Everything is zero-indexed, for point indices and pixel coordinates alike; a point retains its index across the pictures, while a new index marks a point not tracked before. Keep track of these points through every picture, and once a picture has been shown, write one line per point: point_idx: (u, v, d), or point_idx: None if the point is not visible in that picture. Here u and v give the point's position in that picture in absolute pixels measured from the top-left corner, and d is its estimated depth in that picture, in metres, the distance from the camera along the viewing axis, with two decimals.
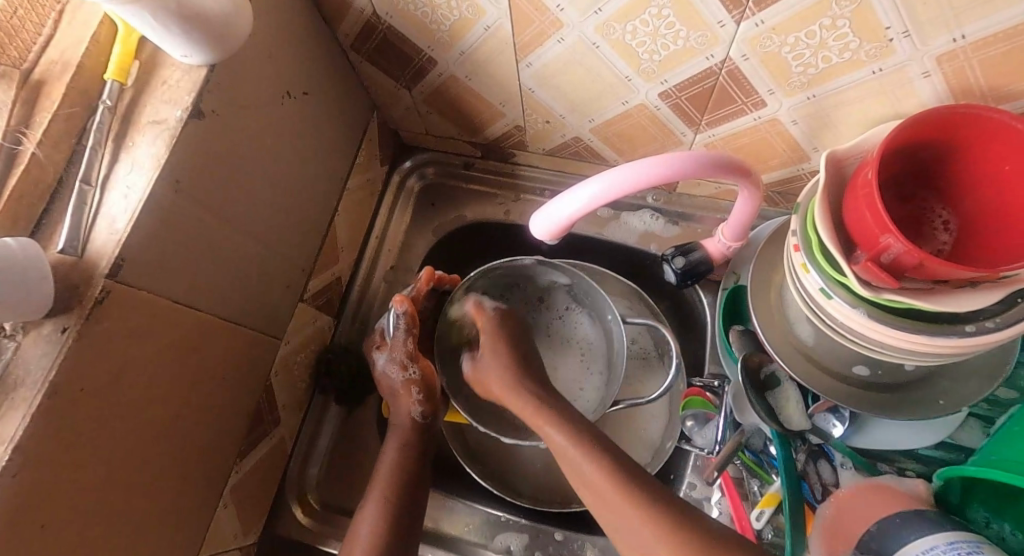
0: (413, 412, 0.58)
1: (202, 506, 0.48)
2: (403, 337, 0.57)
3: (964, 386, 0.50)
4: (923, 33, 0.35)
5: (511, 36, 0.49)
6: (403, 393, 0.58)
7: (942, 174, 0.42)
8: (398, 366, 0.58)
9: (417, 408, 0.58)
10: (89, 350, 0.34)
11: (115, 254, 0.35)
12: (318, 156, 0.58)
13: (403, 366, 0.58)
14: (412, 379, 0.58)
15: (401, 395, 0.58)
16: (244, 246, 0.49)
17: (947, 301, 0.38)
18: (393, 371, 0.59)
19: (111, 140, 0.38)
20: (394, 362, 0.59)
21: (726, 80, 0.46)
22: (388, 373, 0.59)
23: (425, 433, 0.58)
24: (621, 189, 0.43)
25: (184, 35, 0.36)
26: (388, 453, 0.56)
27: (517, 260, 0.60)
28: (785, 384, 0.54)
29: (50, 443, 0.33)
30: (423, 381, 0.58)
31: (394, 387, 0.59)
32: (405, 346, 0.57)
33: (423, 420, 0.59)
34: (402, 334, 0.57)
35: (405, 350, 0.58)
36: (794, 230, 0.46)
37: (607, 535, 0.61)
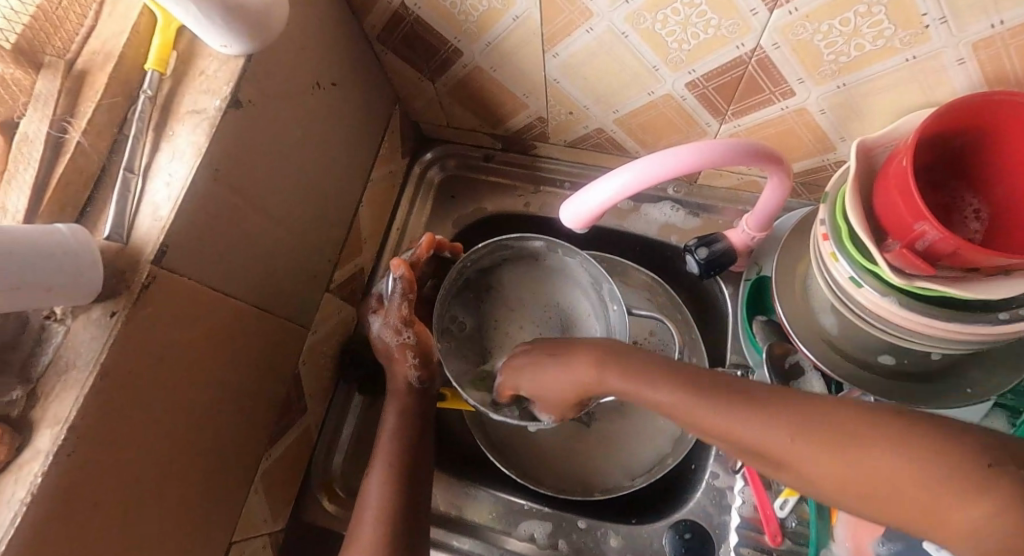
0: (408, 376, 0.58)
1: (235, 490, 0.49)
2: (399, 301, 0.57)
3: (993, 376, 0.50)
4: (960, 19, 0.35)
5: (540, 26, 0.49)
6: (398, 357, 0.59)
7: (973, 163, 0.42)
8: (394, 330, 0.59)
9: (413, 373, 0.59)
10: (136, 334, 0.35)
11: (159, 240, 0.36)
12: (344, 146, 0.59)
13: (398, 330, 0.58)
14: (406, 343, 0.58)
15: (397, 359, 0.59)
16: (276, 236, 0.49)
17: (980, 288, 0.38)
18: (389, 334, 0.59)
19: (152, 129, 0.39)
20: (388, 326, 0.59)
21: (755, 69, 0.46)
22: (380, 333, 0.60)
23: (422, 396, 0.59)
24: (650, 177, 0.43)
25: (226, 26, 0.37)
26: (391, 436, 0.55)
27: (529, 239, 0.61)
28: (809, 376, 0.56)
29: (101, 424, 0.34)
30: (420, 346, 0.59)
31: (389, 349, 0.59)
32: (400, 310, 0.58)
33: (418, 385, 0.59)
34: (398, 298, 0.57)
35: (400, 315, 0.58)
36: (823, 218, 0.46)
37: (629, 523, 0.61)
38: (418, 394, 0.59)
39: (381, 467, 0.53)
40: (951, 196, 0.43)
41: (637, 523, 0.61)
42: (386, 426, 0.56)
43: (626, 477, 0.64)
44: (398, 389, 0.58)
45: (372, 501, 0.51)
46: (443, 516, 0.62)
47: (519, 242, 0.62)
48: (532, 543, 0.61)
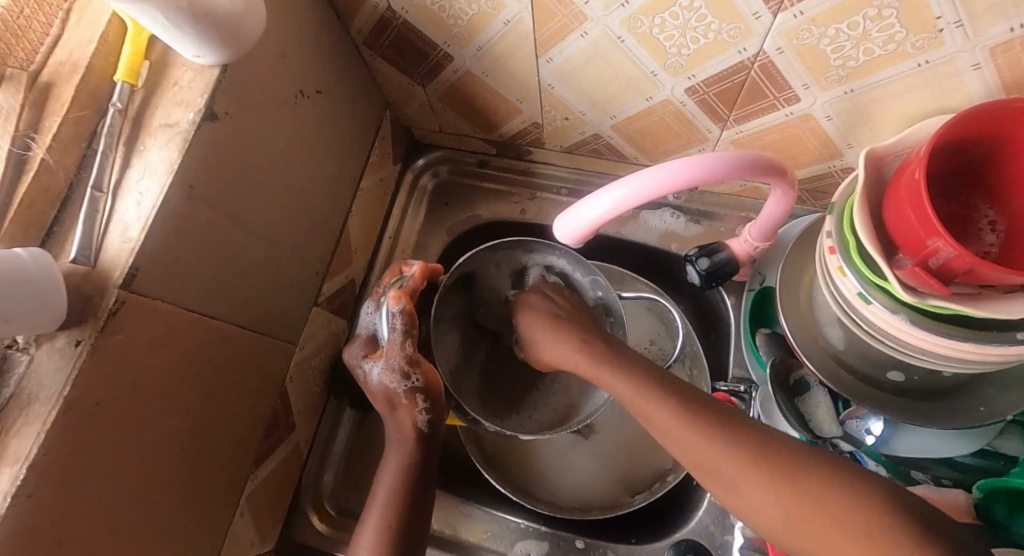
0: (418, 420, 0.52)
1: (218, 515, 0.48)
2: (400, 339, 0.50)
3: (1009, 392, 0.47)
4: (977, 22, 0.33)
5: (533, 30, 0.47)
6: (403, 402, 0.52)
7: (989, 172, 0.40)
8: (398, 375, 0.51)
9: (423, 416, 0.52)
10: (104, 363, 0.33)
11: (128, 263, 0.34)
12: (331, 155, 0.57)
13: (401, 373, 0.51)
14: (416, 385, 0.51)
15: (403, 406, 0.52)
16: (259, 251, 0.47)
17: (998, 307, 0.36)
18: (391, 380, 0.52)
19: (123, 144, 0.37)
20: (390, 370, 0.51)
21: (759, 74, 0.44)
22: (380, 382, 0.52)
23: (429, 444, 0.52)
24: (648, 193, 0.41)
25: (196, 35, 0.35)
26: (387, 475, 0.50)
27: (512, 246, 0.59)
28: (814, 389, 0.54)
29: (68, 459, 0.32)
30: (427, 388, 0.52)
31: (393, 397, 0.52)
32: (403, 349, 0.50)
33: (426, 430, 0.52)
34: (399, 335, 0.50)
35: (402, 353, 0.51)
36: (829, 230, 0.44)
37: (629, 542, 0.59)
38: (427, 439, 0.52)
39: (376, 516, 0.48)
40: (965, 207, 0.41)
41: (638, 541, 0.59)
42: (382, 477, 0.50)
43: (626, 493, 0.63)
44: (403, 435, 0.52)
45: (367, 533, 0.47)
46: (437, 536, 0.60)
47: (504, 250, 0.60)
48: None
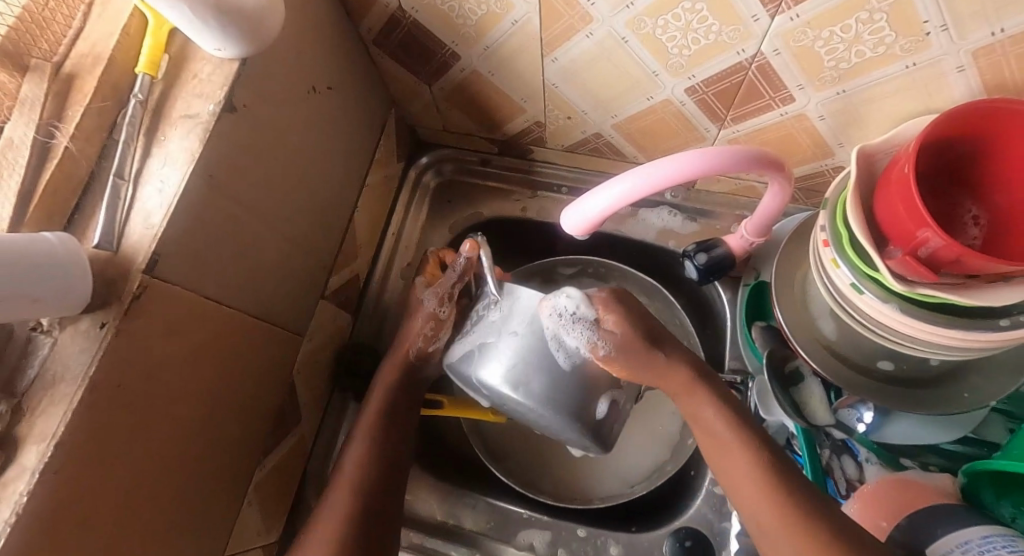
0: (409, 349, 0.58)
1: (228, 503, 0.48)
2: (457, 277, 0.55)
3: (993, 382, 0.50)
4: (962, 27, 0.35)
5: (539, 30, 0.49)
6: (427, 322, 0.57)
7: (973, 169, 0.42)
8: (440, 300, 0.57)
9: (421, 342, 0.58)
10: (126, 345, 0.34)
11: (151, 248, 0.35)
12: (339, 151, 0.58)
13: (441, 301, 0.57)
14: (442, 315, 0.57)
15: (417, 325, 0.58)
16: (272, 243, 0.48)
17: (982, 295, 0.38)
18: (433, 303, 0.57)
19: (143, 134, 0.38)
20: (432, 296, 0.57)
21: (756, 75, 0.46)
22: (425, 300, 0.58)
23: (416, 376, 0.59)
24: (650, 185, 0.43)
25: (220, 29, 0.36)
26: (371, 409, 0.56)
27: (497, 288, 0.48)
28: (808, 380, 0.55)
29: (91, 439, 0.33)
30: (446, 323, 0.56)
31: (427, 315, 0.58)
32: (453, 285, 0.55)
33: (416, 360, 0.58)
34: (458, 274, 0.54)
35: (449, 289, 0.56)
36: (824, 224, 0.46)
37: (630, 531, 0.60)
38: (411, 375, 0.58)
39: (361, 437, 0.54)
40: (951, 203, 0.43)
41: (638, 530, 0.60)
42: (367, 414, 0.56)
43: (625, 485, 0.64)
44: (399, 359, 0.58)
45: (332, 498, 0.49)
46: (440, 526, 0.61)
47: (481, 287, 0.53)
48: (531, 552, 0.60)
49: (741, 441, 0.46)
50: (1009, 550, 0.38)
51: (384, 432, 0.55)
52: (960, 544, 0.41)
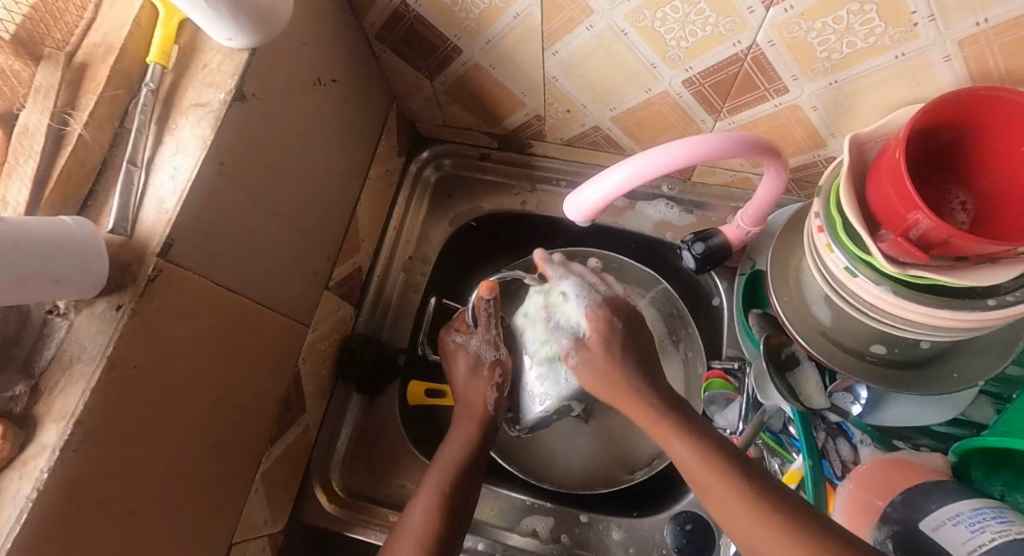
0: (487, 399, 0.57)
1: (237, 490, 0.49)
2: (489, 319, 0.56)
3: (980, 363, 0.51)
4: (947, 17, 0.37)
5: (541, 23, 0.50)
6: (485, 373, 0.57)
7: (959, 157, 0.44)
8: (491, 347, 0.58)
9: (494, 393, 0.57)
10: (142, 327, 0.34)
11: (165, 232, 0.35)
12: (342, 144, 0.58)
13: (494, 346, 0.58)
14: (500, 360, 0.58)
15: (482, 378, 0.57)
16: (278, 231, 0.49)
17: (971, 275, 0.39)
18: (483, 350, 0.58)
19: (154, 122, 0.39)
20: (482, 346, 0.58)
21: (751, 67, 0.48)
22: (470, 350, 0.58)
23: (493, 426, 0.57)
24: (651, 171, 0.44)
25: (231, 19, 0.37)
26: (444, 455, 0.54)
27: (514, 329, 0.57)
28: (804, 363, 0.56)
29: (109, 419, 0.33)
30: (507, 366, 0.58)
31: (479, 366, 0.58)
32: (491, 329, 0.57)
33: (495, 411, 0.57)
34: (491, 318, 0.56)
35: (489, 334, 0.57)
36: (818, 211, 0.48)
37: (631, 515, 0.62)
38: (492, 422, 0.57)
39: (434, 480, 0.52)
40: (939, 189, 0.45)
41: (639, 515, 0.62)
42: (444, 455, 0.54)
43: (625, 470, 0.65)
44: (474, 413, 0.57)
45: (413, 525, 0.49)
46: None
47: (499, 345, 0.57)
48: (535, 538, 0.61)
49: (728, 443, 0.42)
50: (998, 520, 0.39)
51: (457, 470, 0.53)
52: (952, 517, 0.42)
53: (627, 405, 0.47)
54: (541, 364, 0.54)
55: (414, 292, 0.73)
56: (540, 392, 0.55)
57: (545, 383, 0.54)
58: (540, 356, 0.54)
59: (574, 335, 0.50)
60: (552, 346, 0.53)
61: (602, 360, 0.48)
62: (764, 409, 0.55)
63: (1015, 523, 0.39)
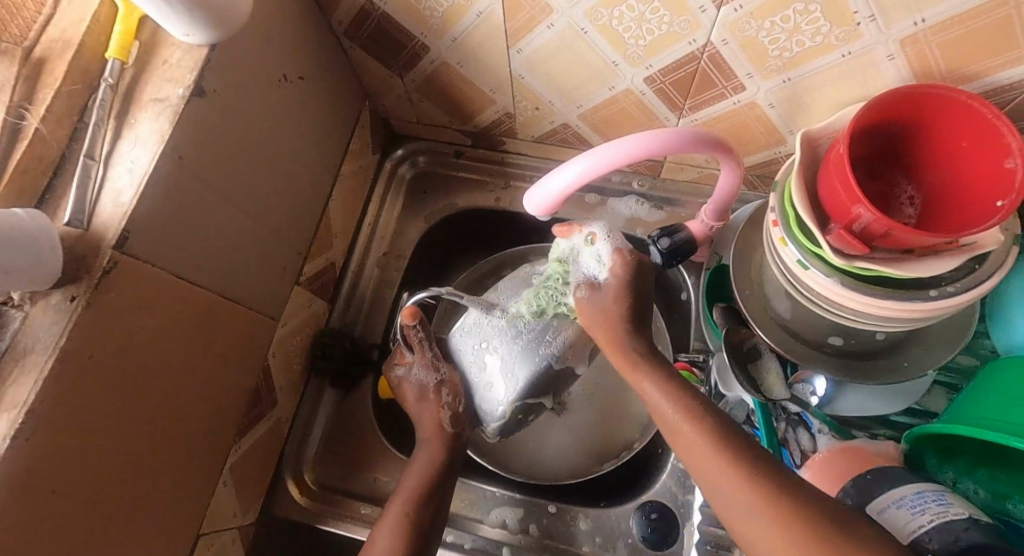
0: (441, 419, 0.56)
1: (203, 482, 0.49)
2: (421, 344, 0.56)
3: (931, 352, 0.53)
4: (887, 17, 0.38)
5: (503, 22, 0.51)
6: (431, 396, 0.57)
7: (905, 153, 0.45)
8: (431, 370, 0.57)
9: (447, 415, 0.56)
10: (98, 318, 0.35)
11: (121, 225, 0.36)
12: (311, 140, 0.59)
13: (433, 367, 0.57)
14: (445, 380, 0.56)
15: (430, 400, 0.57)
16: (244, 227, 0.49)
17: (912, 267, 0.40)
18: (425, 375, 0.57)
19: (113, 117, 0.39)
20: (421, 370, 0.58)
21: (708, 65, 0.49)
22: (413, 379, 0.58)
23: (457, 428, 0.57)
24: (606, 165, 0.45)
25: (188, 16, 0.37)
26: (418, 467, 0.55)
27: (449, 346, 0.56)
28: (765, 355, 0.56)
29: (63, 408, 0.34)
30: (454, 384, 0.56)
31: (426, 392, 0.57)
32: (426, 352, 0.57)
33: (452, 427, 0.56)
34: (421, 344, 0.56)
35: (426, 356, 0.57)
36: (773, 206, 0.49)
37: (598, 506, 0.63)
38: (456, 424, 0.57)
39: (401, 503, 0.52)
40: (888, 185, 0.47)
41: (606, 505, 0.63)
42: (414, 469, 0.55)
43: (596, 462, 0.67)
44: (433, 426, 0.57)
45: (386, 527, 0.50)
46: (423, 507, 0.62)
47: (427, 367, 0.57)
48: (504, 529, 0.62)
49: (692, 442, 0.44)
50: (938, 502, 0.41)
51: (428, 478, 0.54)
52: (896, 500, 0.43)
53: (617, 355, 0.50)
54: (492, 370, 0.53)
55: (388, 287, 0.74)
56: (494, 399, 0.53)
57: (499, 385, 0.53)
58: (484, 366, 0.53)
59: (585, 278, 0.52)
60: (505, 342, 0.52)
61: (612, 305, 0.50)
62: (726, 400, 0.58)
63: (953, 504, 0.41)
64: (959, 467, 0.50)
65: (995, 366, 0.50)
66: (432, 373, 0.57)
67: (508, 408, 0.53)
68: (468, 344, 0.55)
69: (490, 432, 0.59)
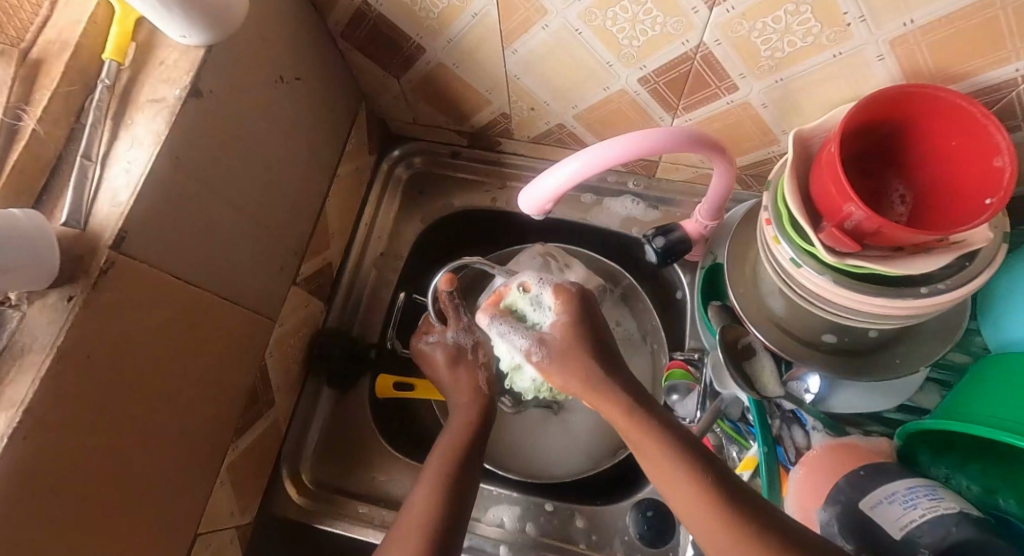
0: (477, 380, 0.60)
1: (201, 480, 0.50)
2: (458, 310, 0.61)
3: (923, 348, 0.53)
4: (877, 18, 0.38)
5: (498, 23, 0.51)
6: (467, 358, 0.61)
7: (896, 151, 0.46)
8: (466, 333, 0.62)
9: (482, 374, 0.61)
10: (95, 318, 0.35)
11: (118, 225, 0.36)
12: (308, 140, 0.59)
13: (469, 331, 0.62)
14: (479, 342, 0.63)
15: (467, 361, 0.61)
16: (241, 227, 0.50)
17: (904, 265, 0.41)
18: (460, 339, 0.62)
19: (110, 118, 0.39)
20: (457, 335, 0.62)
21: (701, 65, 0.49)
22: (447, 342, 0.62)
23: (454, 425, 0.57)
24: (598, 164, 0.45)
25: (185, 18, 0.38)
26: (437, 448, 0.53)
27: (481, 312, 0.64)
28: (759, 353, 0.57)
29: (59, 408, 0.34)
30: (487, 347, 0.63)
31: (461, 354, 0.62)
32: (462, 318, 0.61)
33: (488, 391, 0.60)
34: (457, 310, 0.60)
35: (462, 322, 0.62)
36: (767, 205, 0.49)
37: (594, 504, 0.63)
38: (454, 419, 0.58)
39: (436, 466, 0.50)
40: (879, 183, 0.47)
41: (601, 503, 0.63)
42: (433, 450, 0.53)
43: (592, 461, 0.68)
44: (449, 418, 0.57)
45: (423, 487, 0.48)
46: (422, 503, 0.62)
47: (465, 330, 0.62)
48: (501, 527, 0.62)
49: (688, 438, 0.44)
50: (929, 497, 0.42)
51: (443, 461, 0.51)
52: (888, 495, 0.44)
53: (600, 400, 0.49)
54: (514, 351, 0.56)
55: (385, 286, 0.74)
56: (522, 365, 0.60)
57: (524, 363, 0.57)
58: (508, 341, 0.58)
59: (535, 334, 0.54)
60: (530, 315, 0.58)
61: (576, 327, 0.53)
62: (722, 398, 0.57)
63: (943, 498, 0.41)
64: (952, 464, 0.51)
65: (989, 361, 0.50)
66: (471, 333, 0.63)
67: (536, 376, 0.58)
68: (499, 307, 0.62)
69: (508, 400, 0.67)
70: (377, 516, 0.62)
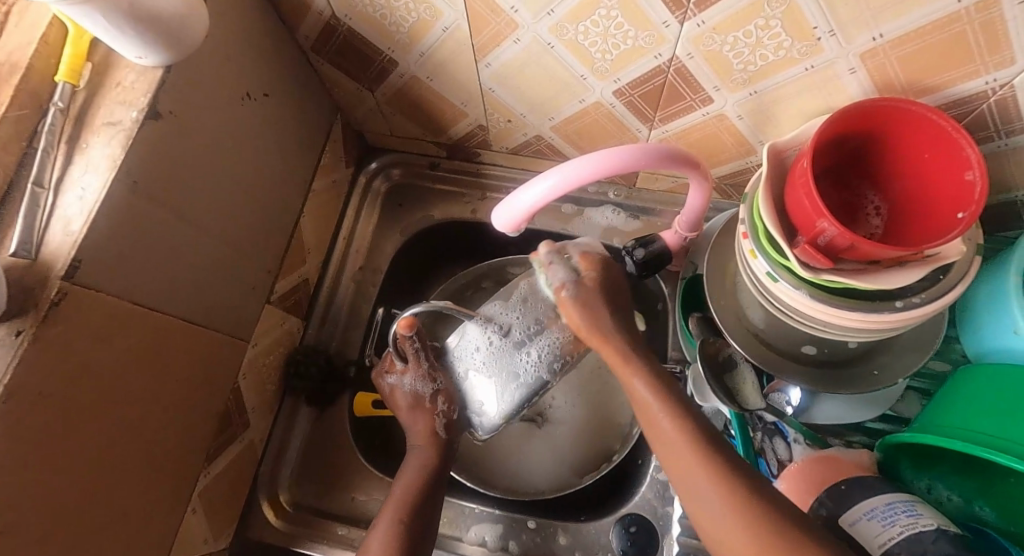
0: (435, 427, 0.56)
1: (170, 509, 0.48)
2: (416, 357, 0.55)
3: (900, 360, 0.53)
4: (846, 32, 0.38)
5: (469, 37, 0.50)
6: (426, 405, 0.56)
7: (870, 163, 0.45)
8: (425, 380, 0.56)
9: (440, 421, 0.56)
10: (47, 351, 0.34)
11: (71, 254, 0.35)
12: (279, 156, 0.58)
13: (428, 379, 0.56)
14: (439, 390, 0.56)
15: (426, 408, 0.56)
16: (207, 248, 0.48)
17: (879, 279, 0.40)
18: (418, 386, 0.56)
19: (64, 143, 0.38)
20: (416, 380, 0.56)
21: (674, 78, 0.49)
22: (406, 389, 0.57)
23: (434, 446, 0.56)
24: (572, 182, 0.45)
25: (139, 37, 0.36)
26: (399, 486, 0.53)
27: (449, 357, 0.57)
28: (741, 367, 0.56)
29: (8, 447, 0.33)
30: (448, 394, 0.56)
31: (419, 401, 0.56)
32: (420, 363, 0.55)
33: (444, 435, 0.56)
34: (414, 355, 0.55)
35: (420, 368, 0.56)
36: (743, 218, 0.49)
37: (579, 520, 0.63)
38: (444, 442, 0.56)
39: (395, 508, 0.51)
40: (854, 196, 0.47)
41: (585, 519, 0.63)
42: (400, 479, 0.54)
43: (575, 475, 0.67)
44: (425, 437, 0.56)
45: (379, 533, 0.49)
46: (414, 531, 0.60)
47: (421, 380, 0.56)
48: (483, 547, 0.61)
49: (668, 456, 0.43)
50: (908, 514, 0.41)
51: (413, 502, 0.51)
52: (867, 512, 0.43)
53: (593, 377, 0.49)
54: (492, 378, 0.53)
55: (363, 301, 0.72)
56: (485, 413, 0.54)
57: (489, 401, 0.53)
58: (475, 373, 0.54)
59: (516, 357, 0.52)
60: (493, 357, 0.53)
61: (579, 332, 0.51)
62: None
63: (921, 515, 0.41)
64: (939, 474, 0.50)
65: (968, 372, 0.50)
66: (433, 387, 0.56)
67: (496, 424, 0.54)
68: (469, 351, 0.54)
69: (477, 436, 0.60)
70: (356, 537, 0.61)
